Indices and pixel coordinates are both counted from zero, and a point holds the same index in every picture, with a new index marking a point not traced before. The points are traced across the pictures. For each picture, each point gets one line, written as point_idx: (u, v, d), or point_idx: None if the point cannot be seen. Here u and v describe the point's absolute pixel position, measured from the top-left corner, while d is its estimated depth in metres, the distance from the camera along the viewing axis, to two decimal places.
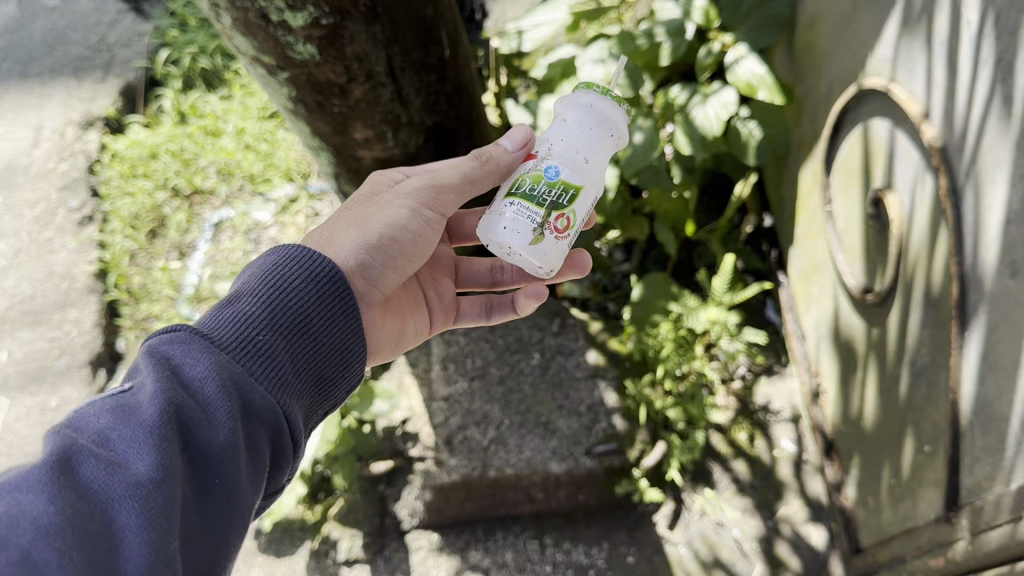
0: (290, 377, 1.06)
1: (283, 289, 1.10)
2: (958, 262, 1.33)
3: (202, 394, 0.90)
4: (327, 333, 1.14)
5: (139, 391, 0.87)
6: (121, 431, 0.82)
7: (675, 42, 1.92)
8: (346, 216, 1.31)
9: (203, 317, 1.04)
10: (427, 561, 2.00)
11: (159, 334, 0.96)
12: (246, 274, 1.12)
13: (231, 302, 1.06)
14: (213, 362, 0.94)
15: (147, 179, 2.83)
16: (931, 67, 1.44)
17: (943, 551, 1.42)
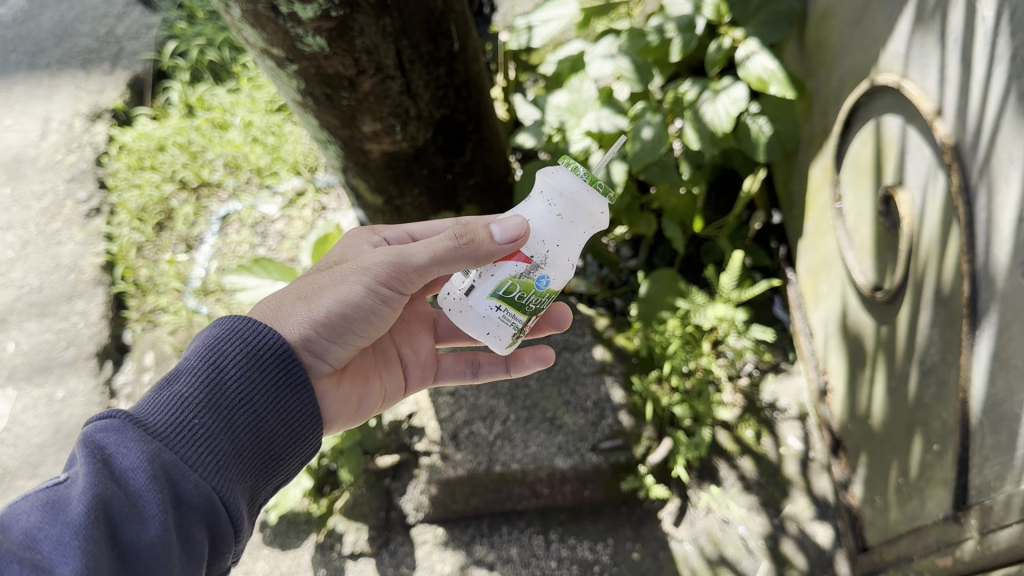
0: (229, 458, 1.07)
1: (224, 365, 1.11)
2: (969, 260, 1.33)
3: (132, 486, 0.92)
4: (271, 408, 1.15)
5: (70, 486, 0.89)
6: (48, 532, 0.84)
7: (686, 37, 1.91)
8: (314, 280, 1.30)
9: (139, 399, 1.05)
10: (432, 555, 2.00)
11: (91, 423, 0.97)
12: (191, 347, 1.13)
13: (167, 383, 1.07)
14: (146, 451, 0.96)
15: (155, 172, 2.83)
16: (944, 63, 1.43)
17: (951, 551, 1.41)
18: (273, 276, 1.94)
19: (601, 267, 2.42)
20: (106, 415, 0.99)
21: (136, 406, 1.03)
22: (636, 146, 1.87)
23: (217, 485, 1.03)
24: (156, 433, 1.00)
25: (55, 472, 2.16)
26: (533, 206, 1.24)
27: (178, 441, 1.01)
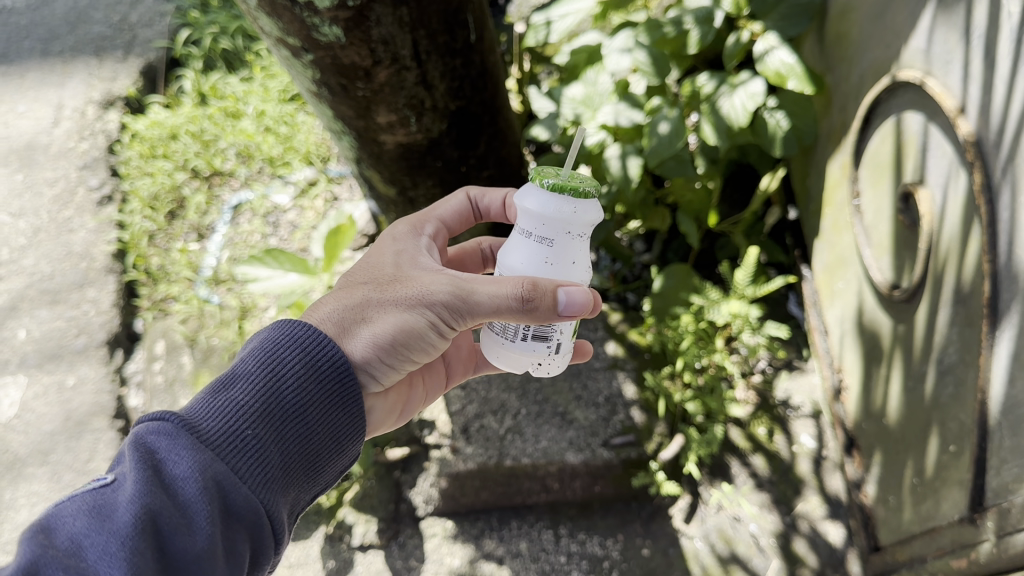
0: (280, 470, 1.07)
1: (279, 375, 1.10)
2: (991, 260, 1.31)
3: (181, 495, 0.92)
4: (325, 419, 1.14)
5: (118, 492, 0.90)
6: (94, 539, 0.85)
7: (703, 29, 1.89)
8: (371, 288, 1.21)
9: (193, 403, 1.05)
10: (441, 548, 1.99)
11: (145, 427, 0.98)
12: (246, 353, 1.12)
13: (223, 388, 1.07)
14: (197, 460, 0.96)
15: (167, 160, 2.82)
16: (968, 60, 1.41)
17: (966, 552, 1.39)
18: (284, 267, 1.93)
19: (613, 262, 2.41)
20: (158, 418, 1.00)
21: (191, 411, 1.03)
22: (653, 141, 1.86)
23: (265, 498, 1.03)
24: (209, 442, 1.00)
25: (65, 460, 2.16)
26: (561, 250, 1.17)
27: (230, 450, 1.01)
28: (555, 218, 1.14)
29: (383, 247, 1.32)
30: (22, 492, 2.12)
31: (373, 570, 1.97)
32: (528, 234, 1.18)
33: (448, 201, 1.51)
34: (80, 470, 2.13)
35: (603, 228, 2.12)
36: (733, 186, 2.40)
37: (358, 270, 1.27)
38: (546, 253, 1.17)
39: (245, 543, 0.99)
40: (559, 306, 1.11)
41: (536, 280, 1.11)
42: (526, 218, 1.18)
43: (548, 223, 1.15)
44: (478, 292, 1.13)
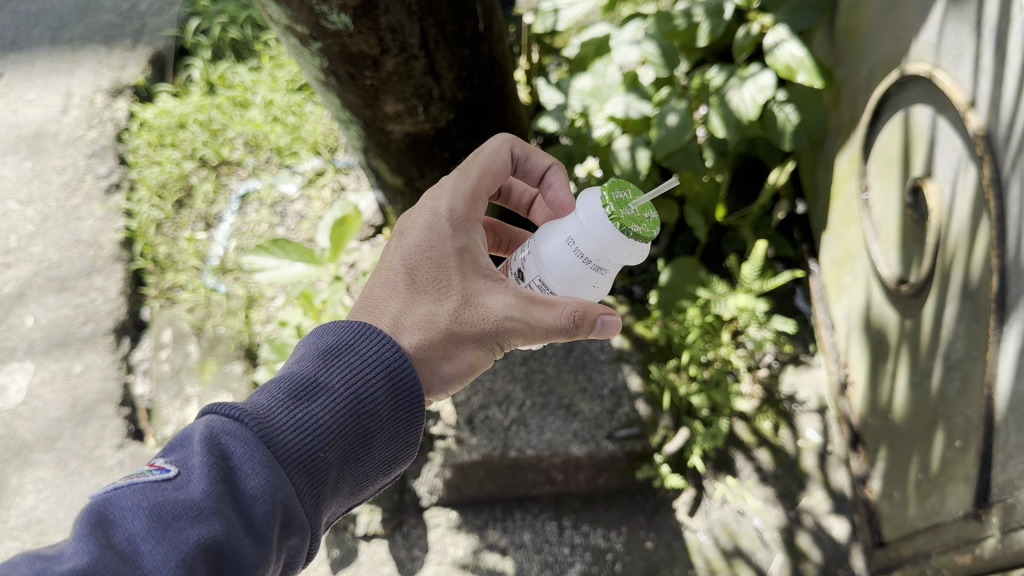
0: (331, 492, 1.04)
1: (361, 398, 1.07)
2: (999, 254, 1.30)
3: (247, 515, 0.89)
4: (383, 444, 1.11)
5: (183, 495, 0.86)
6: (151, 548, 0.82)
7: (713, 22, 1.88)
8: (434, 299, 1.17)
9: (272, 402, 1.01)
10: (445, 538, 2.00)
11: (225, 427, 0.94)
12: (326, 359, 1.08)
13: (305, 397, 1.03)
14: (272, 480, 0.92)
15: (175, 149, 2.82)
16: (979, 53, 1.40)
17: (970, 548, 1.39)
18: (291, 257, 1.92)
19: None
20: (240, 420, 0.95)
21: (270, 414, 0.99)
22: (660, 133, 1.85)
23: (315, 522, 1.00)
24: (284, 459, 0.96)
25: (72, 446, 2.18)
26: (607, 276, 1.15)
27: (302, 474, 0.98)
28: (627, 260, 1.11)
29: (438, 223, 1.21)
30: (29, 478, 2.14)
31: (377, 559, 1.98)
32: (587, 262, 1.12)
33: (491, 154, 1.31)
34: (86, 456, 2.15)
35: None
36: (742, 179, 2.40)
37: (417, 267, 1.18)
38: (594, 278, 1.15)
39: (281, 565, 0.97)
40: (596, 331, 1.14)
41: (586, 305, 1.12)
42: (588, 245, 1.11)
43: (615, 261, 1.11)
44: (540, 321, 1.12)
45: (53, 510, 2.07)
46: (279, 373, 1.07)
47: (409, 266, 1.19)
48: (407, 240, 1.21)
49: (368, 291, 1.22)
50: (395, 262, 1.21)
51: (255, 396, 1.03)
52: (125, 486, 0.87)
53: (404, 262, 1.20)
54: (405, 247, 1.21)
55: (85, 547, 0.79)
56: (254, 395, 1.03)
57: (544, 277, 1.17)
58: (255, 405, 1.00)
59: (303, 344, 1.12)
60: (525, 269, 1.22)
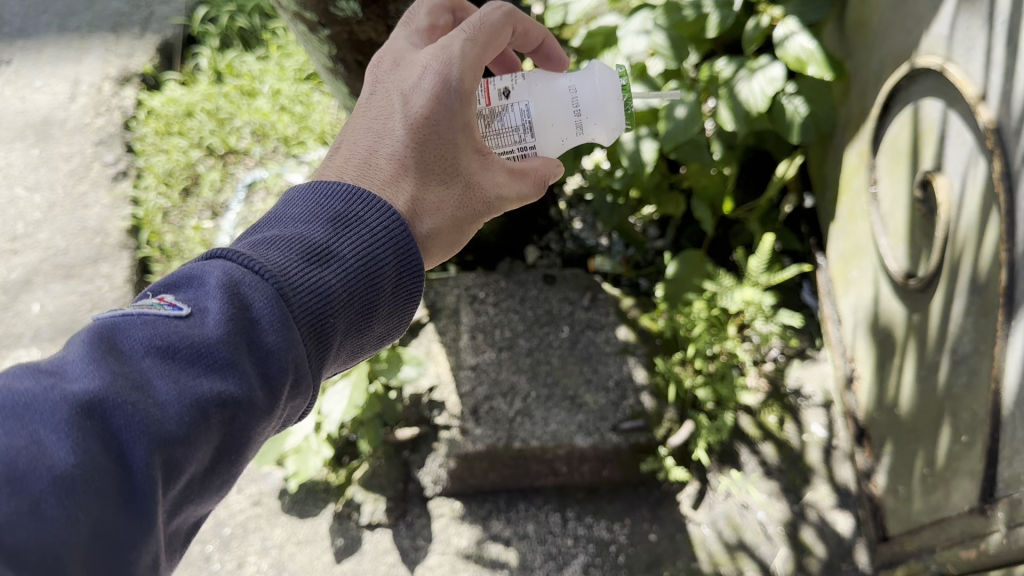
0: (335, 358, 0.94)
1: (372, 269, 0.95)
2: (1008, 250, 1.30)
3: (263, 370, 0.79)
4: (388, 315, 1.01)
5: (199, 335, 0.75)
6: (166, 385, 0.71)
7: (722, 13, 1.91)
8: (445, 182, 1.07)
9: (286, 254, 0.87)
10: (449, 528, 2.01)
11: (245, 277, 0.82)
12: (335, 225, 0.94)
13: (321, 258, 0.90)
14: (290, 339, 0.81)
15: (182, 137, 2.83)
16: (990, 46, 1.39)
17: (976, 543, 1.38)
18: None
19: (626, 247, 2.39)
20: (257, 271, 0.83)
21: (283, 269, 0.85)
22: (669, 125, 1.85)
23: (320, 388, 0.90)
24: (300, 320, 0.84)
25: None
26: (573, 140, 1.30)
27: (314, 339, 0.86)
28: (599, 133, 1.29)
29: (448, 93, 1.06)
30: None
31: (380, 549, 1.99)
32: (579, 114, 1.27)
33: (496, 18, 1.12)
34: None
35: (616, 212, 2.16)
36: (751, 174, 2.39)
37: (427, 146, 1.06)
38: (567, 134, 1.28)
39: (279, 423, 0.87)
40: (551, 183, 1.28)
41: (554, 168, 1.26)
42: (591, 95, 1.27)
43: (595, 131, 1.29)
44: (520, 188, 1.19)
45: None
46: (283, 229, 0.93)
47: (414, 139, 1.05)
48: (410, 112, 1.05)
49: (357, 151, 1.06)
50: (395, 127, 1.06)
51: (261, 244, 0.89)
52: (135, 316, 0.76)
53: (407, 135, 1.05)
54: (408, 111, 1.06)
55: (95, 370, 0.68)
56: (261, 245, 0.89)
57: (535, 111, 1.26)
58: (266, 254, 0.87)
59: (308, 196, 0.99)
60: (512, 89, 1.26)
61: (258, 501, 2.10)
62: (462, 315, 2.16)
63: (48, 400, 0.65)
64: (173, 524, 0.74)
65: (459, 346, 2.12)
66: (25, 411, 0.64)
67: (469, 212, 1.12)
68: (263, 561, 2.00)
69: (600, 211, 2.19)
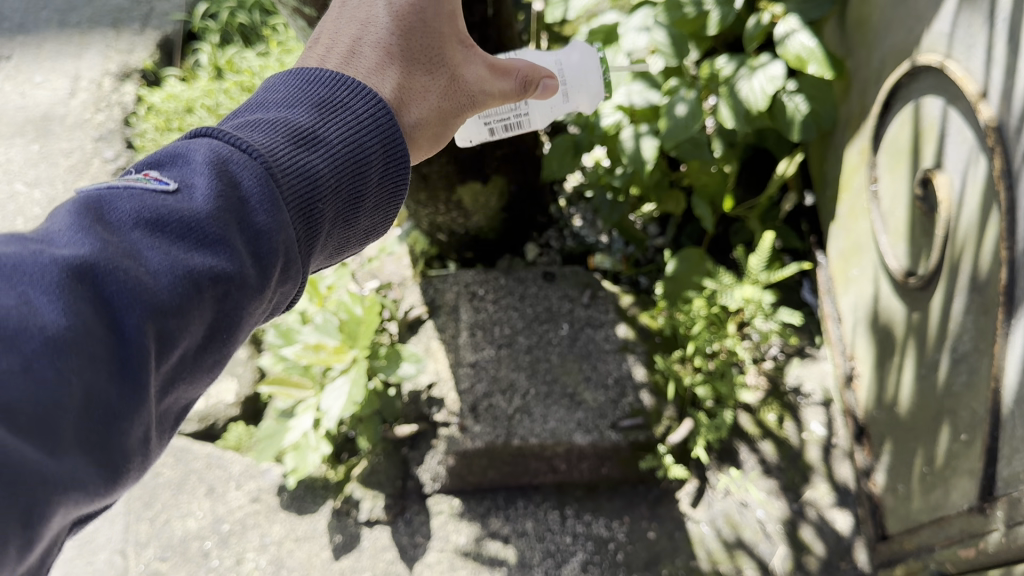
0: (321, 249, 0.94)
1: (357, 155, 0.96)
2: (1009, 247, 1.29)
3: (253, 248, 0.79)
4: (371, 212, 1.01)
5: (189, 210, 0.75)
6: (157, 255, 0.71)
7: (723, 10, 1.90)
8: (429, 68, 1.13)
9: (272, 136, 0.88)
10: (447, 526, 2.00)
11: (232, 155, 0.82)
12: (321, 105, 0.96)
13: (308, 140, 0.90)
14: (280, 220, 0.82)
15: (182, 134, 2.77)
16: (992, 43, 1.39)
17: (975, 542, 1.38)
18: None
19: (626, 245, 2.39)
20: (245, 151, 0.83)
21: (271, 150, 0.85)
22: (669, 122, 1.84)
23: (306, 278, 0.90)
24: (287, 200, 0.84)
25: None
26: None
27: (302, 222, 0.86)
28: None
29: None
30: None
31: (379, 546, 1.99)
32: None
33: None
34: None
35: (616, 210, 2.16)
36: (750, 173, 2.38)
37: (412, 33, 1.13)
38: None
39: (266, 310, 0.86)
40: (538, 93, 1.32)
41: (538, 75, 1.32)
42: None
43: None
44: (496, 87, 1.26)
45: None
46: (267, 113, 0.93)
47: (399, 26, 1.12)
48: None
49: (340, 36, 1.10)
50: (379, 15, 1.12)
51: (246, 125, 0.89)
52: (121, 190, 0.75)
53: (392, 18, 1.12)
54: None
55: (84, 238, 0.67)
56: (245, 127, 0.89)
57: None
58: (252, 134, 0.87)
59: (291, 82, 1.00)
60: None
61: (257, 498, 2.10)
62: (461, 312, 2.16)
63: (39, 263, 0.63)
64: (163, 405, 0.73)
65: (458, 343, 2.12)
66: (15, 270, 0.62)
67: (454, 104, 1.19)
68: (262, 557, 2.00)
69: (599, 209, 2.18)
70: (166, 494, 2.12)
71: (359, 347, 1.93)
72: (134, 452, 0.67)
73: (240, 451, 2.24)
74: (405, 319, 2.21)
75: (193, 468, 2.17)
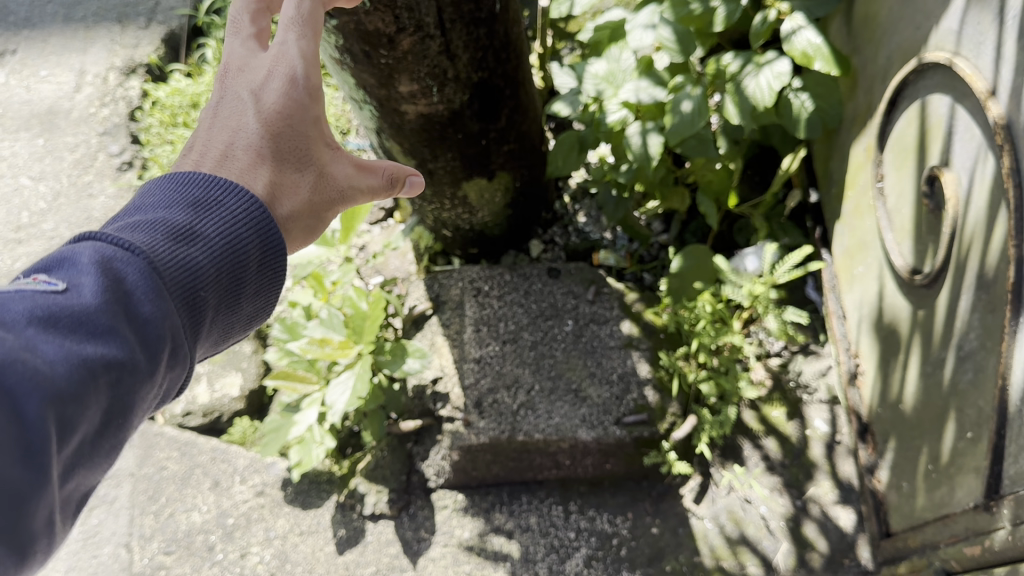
0: (203, 341, 0.89)
1: (236, 251, 0.91)
2: (1017, 245, 1.29)
3: (144, 339, 0.75)
4: (251, 304, 0.97)
5: (78, 301, 0.71)
6: (50, 345, 0.67)
7: (729, 7, 1.89)
8: (294, 168, 1.08)
9: (150, 235, 0.84)
10: (451, 520, 2.03)
11: (115, 253, 0.78)
12: (197, 206, 0.91)
13: (187, 237, 0.87)
14: (166, 311, 0.78)
15: (187, 129, 2.80)
16: (1001, 41, 1.38)
17: (981, 539, 1.38)
18: None
19: (631, 241, 2.39)
20: (127, 249, 0.79)
21: (150, 247, 0.81)
22: (674, 119, 1.84)
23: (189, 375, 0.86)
24: (171, 294, 0.81)
25: None
26: None
27: (186, 314, 0.83)
28: None
29: (296, 83, 1.11)
30: None
31: (383, 540, 2.01)
32: None
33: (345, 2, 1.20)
34: None
35: (620, 207, 2.15)
36: (756, 169, 2.39)
37: (279, 136, 1.08)
38: None
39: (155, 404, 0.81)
40: (405, 191, 1.23)
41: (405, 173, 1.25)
42: None
43: None
44: (367, 182, 1.19)
45: None
46: (141, 214, 0.88)
47: (268, 130, 1.08)
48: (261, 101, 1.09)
49: (211, 144, 1.06)
50: (248, 122, 1.08)
51: (120, 228, 0.84)
52: (8, 291, 0.70)
53: (261, 125, 1.08)
54: (260, 106, 1.09)
55: None
56: (119, 227, 0.84)
57: None
58: (129, 235, 0.82)
59: (162, 187, 0.95)
60: None
61: (262, 492, 2.11)
62: (467, 308, 2.14)
63: None
64: (67, 492, 0.69)
65: (462, 338, 2.11)
66: None
67: (326, 201, 1.13)
68: (266, 551, 2.01)
69: (604, 205, 2.17)
70: (171, 488, 2.14)
71: (364, 343, 1.93)
72: (41, 535, 0.63)
73: (245, 446, 2.24)
74: (409, 314, 2.20)
75: (198, 463, 2.18)
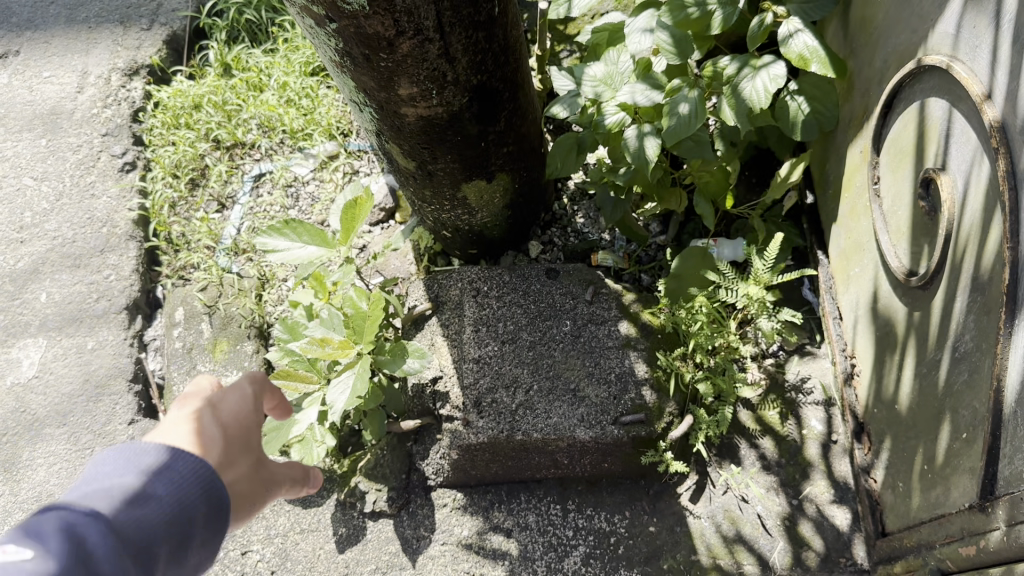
0: None
1: (191, 519, 0.85)
2: (1012, 247, 1.31)
3: None
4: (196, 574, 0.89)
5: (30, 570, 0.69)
6: None
7: (726, 11, 1.89)
8: (241, 447, 0.98)
9: (110, 493, 0.80)
10: (450, 518, 2.06)
11: (74, 518, 0.75)
12: (150, 466, 0.85)
13: (147, 491, 0.82)
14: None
15: (190, 130, 2.85)
16: (996, 44, 1.40)
17: (975, 540, 1.39)
18: (303, 239, 1.97)
19: (629, 243, 2.40)
20: (86, 514, 0.76)
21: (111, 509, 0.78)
22: (671, 122, 1.86)
23: None
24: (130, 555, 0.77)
25: (83, 421, 2.32)
26: None
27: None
28: None
29: (244, 390, 1.03)
30: (40, 452, 2.29)
31: (383, 538, 2.04)
32: None
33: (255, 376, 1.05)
34: (97, 432, 2.30)
35: (618, 208, 2.17)
36: (753, 170, 2.42)
37: (231, 424, 0.99)
38: None
39: None
40: (309, 483, 1.09)
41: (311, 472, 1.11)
42: None
43: None
44: (284, 478, 1.04)
45: (63, 484, 2.24)
46: (95, 473, 0.83)
47: (221, 423, 0.98)
48: (214, 396, 1.00)
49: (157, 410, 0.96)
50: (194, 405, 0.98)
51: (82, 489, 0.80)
52: None
53: (212, 408, 0.99)
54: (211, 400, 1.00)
55: None
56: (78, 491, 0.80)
57: None
58: (89, 496, 0.79)
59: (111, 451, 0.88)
60: None
61: None
62: (466, 307, 2.15)
63: None
64: None
65: (461, 338, 2.11)
66: None
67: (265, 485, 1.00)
68: (267, 549, 2.05)
69: (602, 207, 2.19)
70: None
71: (364, 343, 1.93)
72: None
73: None
74: (409, 315, 2.19)
75: None
